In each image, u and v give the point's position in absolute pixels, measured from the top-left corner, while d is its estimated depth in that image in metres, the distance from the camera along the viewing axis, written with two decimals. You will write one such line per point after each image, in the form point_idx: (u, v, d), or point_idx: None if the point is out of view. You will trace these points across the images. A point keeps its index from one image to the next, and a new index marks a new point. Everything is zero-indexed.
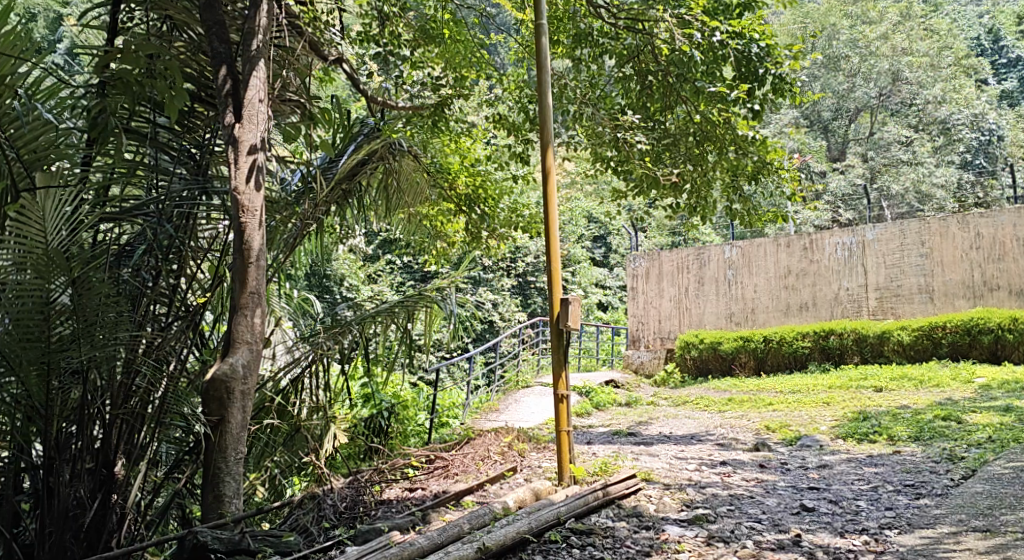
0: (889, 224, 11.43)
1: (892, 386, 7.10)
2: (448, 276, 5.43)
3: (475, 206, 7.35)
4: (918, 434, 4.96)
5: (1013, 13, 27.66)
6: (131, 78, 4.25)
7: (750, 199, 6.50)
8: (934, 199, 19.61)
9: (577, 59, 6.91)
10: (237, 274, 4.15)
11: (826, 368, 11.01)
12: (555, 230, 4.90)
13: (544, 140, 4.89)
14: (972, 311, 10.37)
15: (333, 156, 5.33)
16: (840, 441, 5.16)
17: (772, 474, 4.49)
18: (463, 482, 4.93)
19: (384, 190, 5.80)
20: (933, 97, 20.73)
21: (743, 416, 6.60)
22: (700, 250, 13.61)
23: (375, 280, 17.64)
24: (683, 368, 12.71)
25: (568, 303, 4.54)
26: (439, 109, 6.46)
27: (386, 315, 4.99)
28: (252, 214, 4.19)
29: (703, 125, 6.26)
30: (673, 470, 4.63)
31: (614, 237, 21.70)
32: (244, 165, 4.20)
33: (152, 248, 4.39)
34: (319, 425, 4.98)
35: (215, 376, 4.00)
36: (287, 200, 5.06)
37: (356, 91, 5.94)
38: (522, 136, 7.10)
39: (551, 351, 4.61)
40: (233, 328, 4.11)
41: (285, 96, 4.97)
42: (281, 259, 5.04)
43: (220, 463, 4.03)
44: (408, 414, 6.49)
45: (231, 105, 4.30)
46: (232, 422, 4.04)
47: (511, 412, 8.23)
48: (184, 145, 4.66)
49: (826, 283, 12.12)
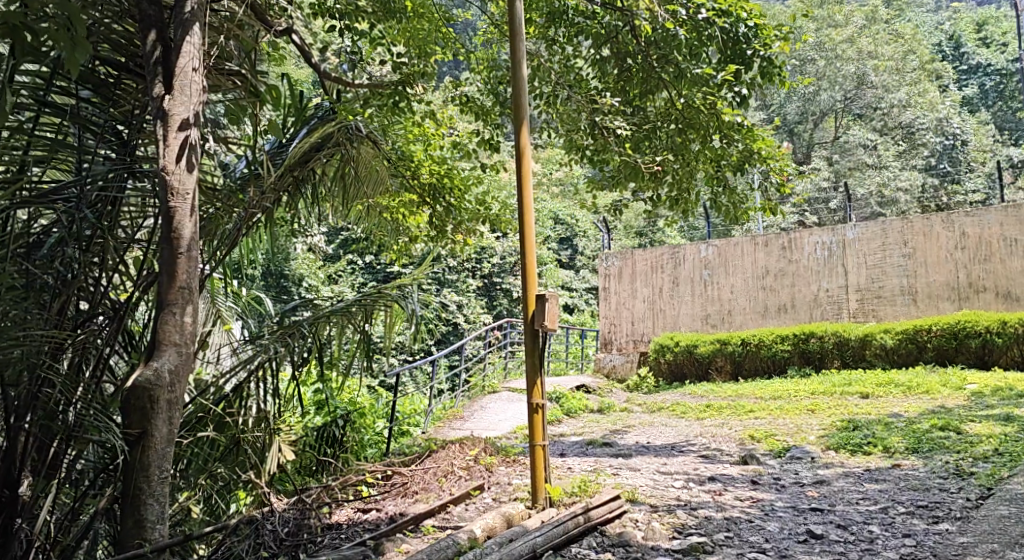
0: (870, 223, 11.21)
1: (879, 392, 6.79)
2: (410, 273, 4.98)
3: (441, 197, 6.91)
4: (916, 446, 4.60)
5: (971, 21, 28.05)
6: (20, 22, 3.19)
7: (735, 192, 6.13)
8: (897, 204, 19.14)
9: (552, 39, 6.49)
10: (166, 266, 3.67)
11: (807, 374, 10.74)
12: (531, 219, 4.45)
13: (519, 120, 4.44)
14: (958, 313, 10.15)
15: (282, 139, 4.84)
16: (832, 452, 4.79)
17: (764, 492, 4.10)
18: (423, 502, 4.52)
19: (340, 180, 5.25)
20: (897, 101, 20.68)
21: (723, 425, 6.22)
22: (675, 250, 13.27)
23: (335, 281, 17.07)
24: (658, 373, 12.37)
25: (544, 301, 4.09)
26: (399, 88, 5.94)
27: (342, 315, 4.60)
28: (182, 198, 3.72)
29: (685, 110, 5.87)
30: (658, 488, 4.21)
31: (581, 238, 21.27)
32: (173, 143, 3.72)
33: (70, 236, 3.87)
34: (261, 438, 4.48)
35: (136, 383, 3.52)
36: (230, 187, 4.60)
37: (307, 65, 5.44)
38: (491, 121, 6.68)
39: (526, 356, 4.14)
40: (159, 327, 3.62)
41: (225, 68, 4.47)
42: (222, 253, 4.53)
43: (141, 484, 3.52)
44: (366, 423, 6.00)
45: (160, 74, 3.85)
46: (157, 436, 3.55)
47: (477, 420, 7.77)
48: (110, 120, 4.13)
49: (805, 284, 11.88)
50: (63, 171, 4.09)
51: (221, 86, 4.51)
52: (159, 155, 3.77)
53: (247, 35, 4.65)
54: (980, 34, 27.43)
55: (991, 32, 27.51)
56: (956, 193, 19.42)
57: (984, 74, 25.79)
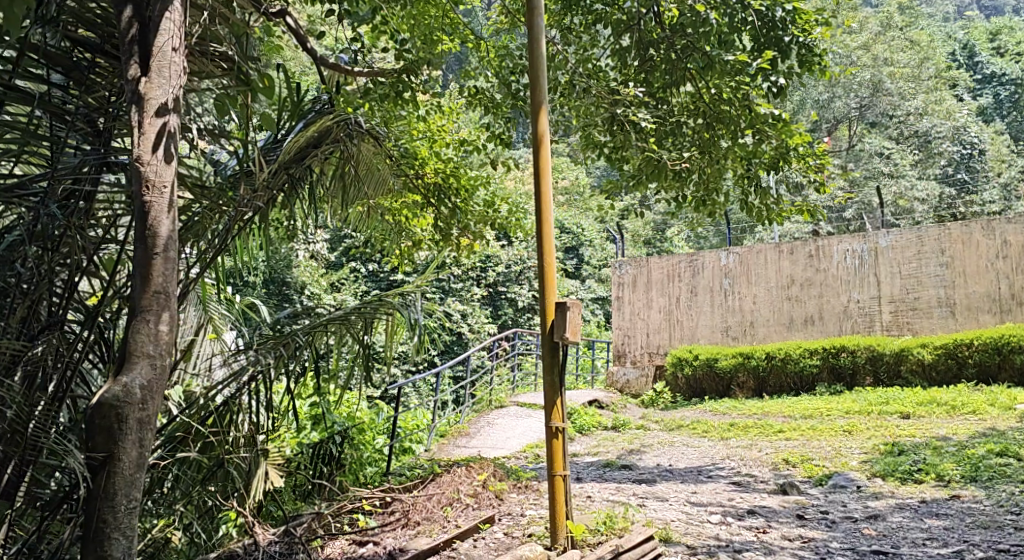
0: (905, 230, 10.77)
1: (921, 412, 6.35)
2: (414, 280, 4.58)
3: (446, 199, 6.55)
4: (974, 474, 4.24)
5: (985, 32, 27.71)
6: None
7: (769, 194, 5.82)
8: (913, 213, 18.63)
9: (568, 28, 6.10)
10: (139, 269, 3.20)
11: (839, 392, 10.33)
12: (552, 217, 4.01)
13: (537, 103, 4.01)
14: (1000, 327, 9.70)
15: (278, 134, 4.47)
16: (879, 481, 4.40)
17: (814, 529, 3.70)
18: (427, 536, 4.13)
19: (339, 178, 4.85)
20: (914, 109, 20.38)
21: (752, 446, 5.79)
22: (693, 258, 12.85)
23: (338, 289, 16.62)
24: (676, 388, 12.02)
25: (566, 309, 3.64)
26: (403, 76, 5.56)
27: (340, 324, 4.23)
28: (158, 191, 3.25)
29: (713, 103, 5.66)
30: (693, 523, 3.80)
31: (587, 248, 20.78)
32: (149, 130, 3.26)
33: (34, 235, 3.49)
34: (248, 459, 4.00)
35: (102, 401, 3.06)
36: (220, 185, 4.18)
37: (303, 49, 5.05)
38: (501, 113, 6.32)
39: (544, 371, 3.71)
40: (130, 337, 3.16)
41: (207, 51, 3.99)
42: (209, 256, 4.11)
43: (106, 516, 3.07)
44: (365, 439, 5.59)
45: (136, 54, 3.36)
46: (125, 460, 3.09)
47: (483, 437, 7.32)
48: (84, 108, 3.69)
49: (834, 294, 11.42)
50: (37, 163, 3.66)
51: (207, 72, 4.01)
52: (133, 144, 3.31)
53: (238, 17, 4.21)
54: (994, 43, 27.16)
55: (1005, 41, 27.15)
56: (974, 203, 18.99)
57: (998, 84, 25.34)
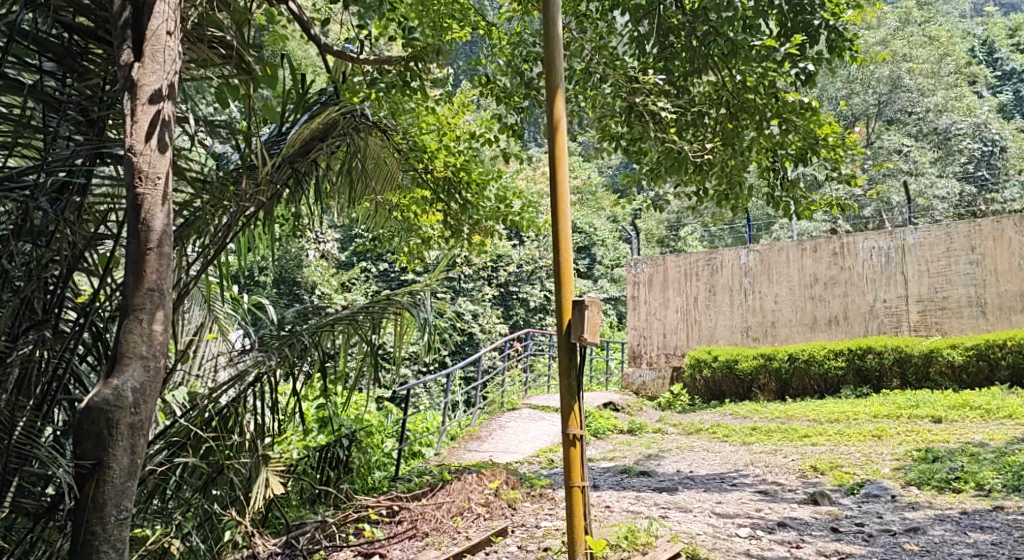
0: (933, 227, 10.51)
1: (951, 416, 6.11)
2: (423, 279, 4.38)
3: (456, 193, 6.36)
4: (1017, 484, 4.02)
5: (1004, 27, 27.31)
6: None
7: (794, 186, 5.69)
8: (932, 211, 18.31)
9: (585, 14, 5.87)
10: (132, 264, 2.96)
11: (863, 395, 10.08)
12: (570, 210, 3.79)
13: (554, 89, 3.78)
14: None
15: (282, 128, 4.25)
16: (915, 490, 4.19)
17: (851, 544, 3.49)
18: (435, 549, 3.94)
19: (345, 172, 4.65)
20: (933, 105, 20.05)
21: (778, 451, 5.56)
22: (712, 256, 12.59)
23: (348, 289, 16.43)
24: (694, 391, 11.77)
25: (584, 309, 3.43)
26: (409, 64, 5.27)
27: (348, 324, 4.06)
28: (152, 183, 3.01)
29: (737, 92, 5.47)
30: (720, 537, 3.58)
31: (600, 247, 20.53)
32: (141, 118, 3.01)
33: (22, 232, 3.28)
34: (249, 464, 3.86)
35: (91, 406, 2.83)
36: (222, 178, 3.96)
37: (307, 37, 4.85)
38: (515, 104, 6.10)
39: (561, 375, 3.50)
40: (121, 338, 2.92)
41: (205, 35, 3.74)
42: (211, 254, 3.92)
43: (94, 528, 2.82)
44: (373, 443, 5.40)
45: (129, 39, 3.12)
46: (116, 468, 2.85)
47: (495, 441, 7.11)
48: (78, 98, 3.47)
49: (859, 294, 11.16)
50: (32, 155, 3.45)
51: (207, 59, 3.76)
52: (126, 133, 3.06)
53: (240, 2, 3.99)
54: (1013, 40, 26.79)
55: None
56: (994, 201, 18.65)
57: (1018, 81, 24.97)
